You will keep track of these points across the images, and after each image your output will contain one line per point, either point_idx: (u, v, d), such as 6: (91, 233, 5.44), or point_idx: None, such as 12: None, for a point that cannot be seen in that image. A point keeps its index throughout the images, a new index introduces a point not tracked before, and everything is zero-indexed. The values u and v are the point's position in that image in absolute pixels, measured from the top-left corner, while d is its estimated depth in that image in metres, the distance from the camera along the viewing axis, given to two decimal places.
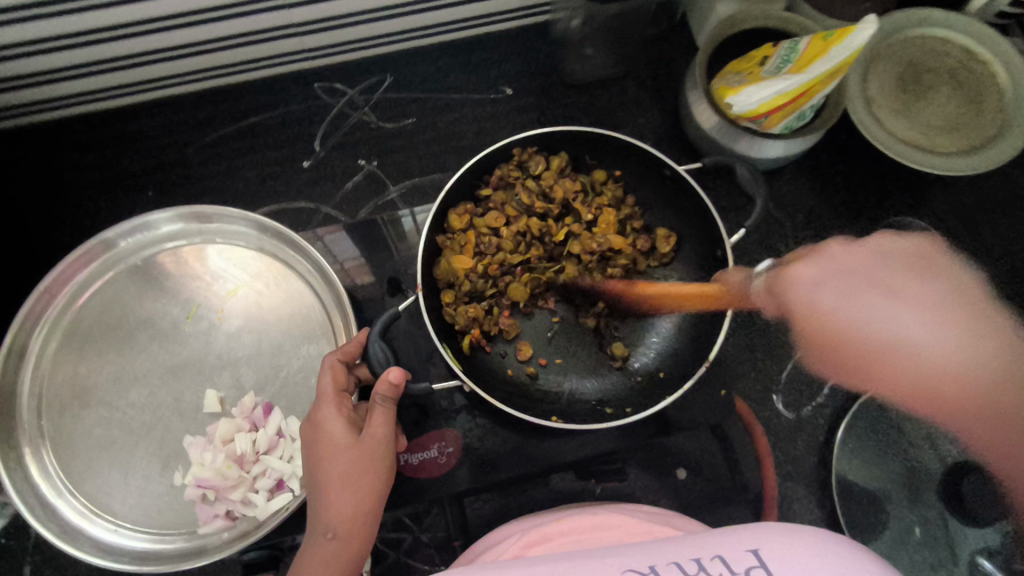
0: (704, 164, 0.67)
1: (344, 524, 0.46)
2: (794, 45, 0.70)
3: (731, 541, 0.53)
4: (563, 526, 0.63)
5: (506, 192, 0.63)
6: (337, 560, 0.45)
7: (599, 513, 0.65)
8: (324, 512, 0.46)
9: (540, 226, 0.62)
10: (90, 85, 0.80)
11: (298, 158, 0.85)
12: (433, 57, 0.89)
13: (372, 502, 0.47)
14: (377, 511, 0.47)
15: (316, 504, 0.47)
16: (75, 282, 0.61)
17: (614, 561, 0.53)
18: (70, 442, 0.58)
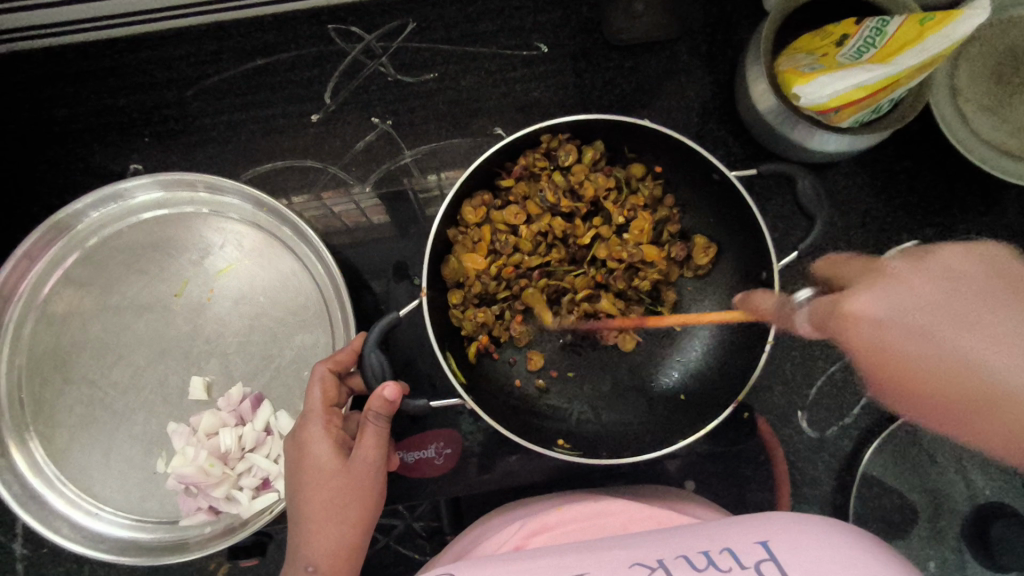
0: (761, 171, 0.58)
1: (326, 559, 0.43)
2: (882, 26, 0.60)
3: (738, 533, 0.50)
4: (563, 514, 0.60)
5: (530, 184, 0.56)
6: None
7: (602, 501, 0.62)
8: (305, 541, 0.44)
9: (564, 226, 0.56)
10: (82, 14, 0.72)
11: (307, 109, 0.77)
12: (462, 1, 0.79)
13: (359, 531, 0.45)
14: (363, 541, 0.44)
15: (297, 530, 0.44)
16: (54, 249, 0.56)
17: (620, 555, 0.50)
18: (50, 419, 0.55)
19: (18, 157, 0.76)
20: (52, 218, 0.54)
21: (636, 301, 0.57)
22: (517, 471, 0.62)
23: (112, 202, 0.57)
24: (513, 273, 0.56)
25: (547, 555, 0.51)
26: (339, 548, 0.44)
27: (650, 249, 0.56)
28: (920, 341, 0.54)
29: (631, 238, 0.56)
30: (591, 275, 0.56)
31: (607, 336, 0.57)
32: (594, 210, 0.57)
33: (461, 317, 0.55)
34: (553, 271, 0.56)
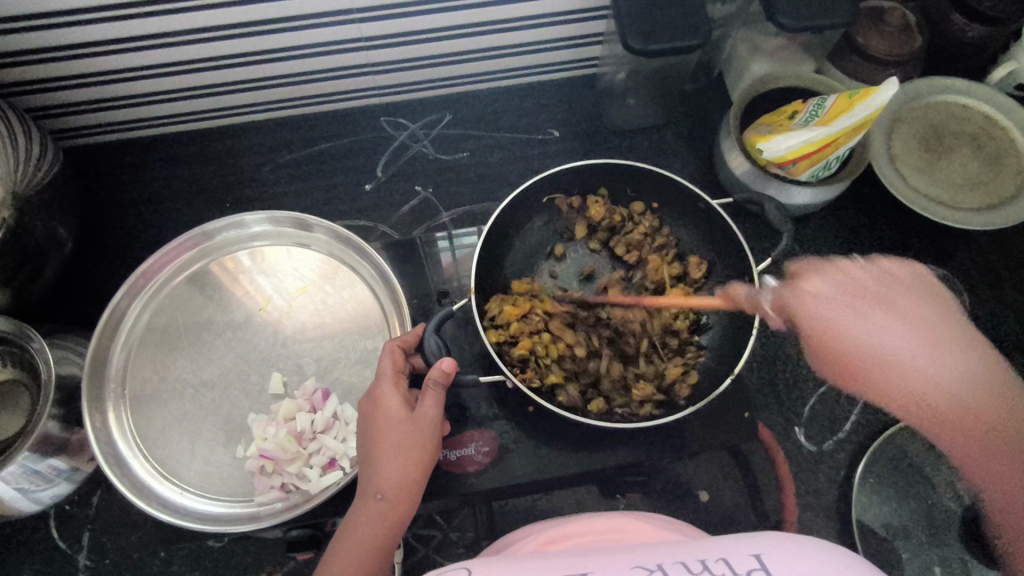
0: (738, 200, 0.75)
1: (393, 488, 0.52)
2: (822, 101, 0.77)
3: (734, 544, 0.49)
4: (580, 526, 0.62)
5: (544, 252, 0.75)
6: (384, 520, 0.51)
7: (614, 517, 0.64)
8: (375, 476, 0.52)
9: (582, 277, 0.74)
10: (189, 107, 0.90)
11: (361, 182, 0.93)
12: (490, 101, 0.98)
13: (420, 471, 0.53)
14: (424, 479, 0.53)
15: (368, 469, 0.53)
16: (173, 264, 0.72)
17: (625, 556, 0.49)
18: (147, 412, 0.66)
19: (113, 220, 0.89)
20: (178, 239, 0.70)
21: (660, 317, 0.70)
22: (548, 464, 0.70)
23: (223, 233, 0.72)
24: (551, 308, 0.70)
25: (558, 557, 0.49)
26: (403, 483, 0.52)
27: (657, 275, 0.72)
28: (857, 324, 0.62)
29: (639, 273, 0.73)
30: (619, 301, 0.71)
31: (648, 351, 0.69)
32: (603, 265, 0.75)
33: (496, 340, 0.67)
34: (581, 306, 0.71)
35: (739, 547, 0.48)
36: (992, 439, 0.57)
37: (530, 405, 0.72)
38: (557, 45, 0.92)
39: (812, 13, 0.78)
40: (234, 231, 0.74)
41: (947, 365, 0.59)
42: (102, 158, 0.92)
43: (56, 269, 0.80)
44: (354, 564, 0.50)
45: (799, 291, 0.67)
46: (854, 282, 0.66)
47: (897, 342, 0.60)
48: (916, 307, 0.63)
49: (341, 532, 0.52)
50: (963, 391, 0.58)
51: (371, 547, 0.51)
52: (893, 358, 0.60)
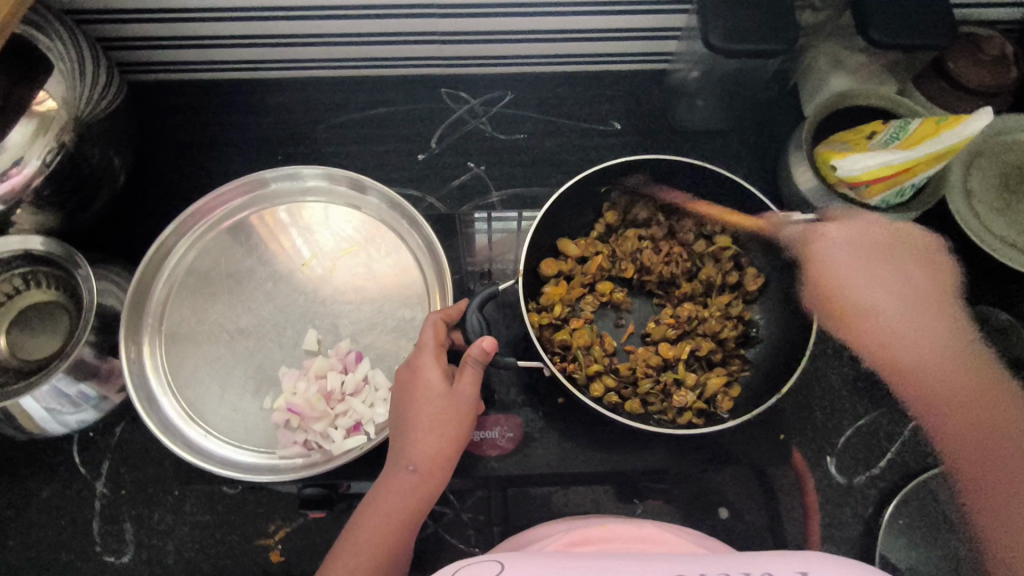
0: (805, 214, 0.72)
1: (425, 461, 0.52)
2: (905, 123, 0.73)
3: (778, 558, 0.46)
4: (609, 531, 0.60)
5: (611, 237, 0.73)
6: (414, 491, 0.52)
7: (643, 526, 0.62)
8: (409, 447, 0.52)
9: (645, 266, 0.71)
10: (255, 55, 0.90)
11: (414, 151, 0.92)
12: (553, 85, 0.96)
13: (453, 447, 0.53)
14: (456, 455, 0.53)
15: (402, 439, 0.53)
16: (226, 207, 0.73)
17: (663, 564, 0.47)
18: (181, 352, 0.67)
19: (165, 156, 0.89)
20: (235, 181, 0.71)
21: (708, 327, 0.69)
22: (570, 458, 0.69)
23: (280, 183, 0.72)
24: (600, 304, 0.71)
25: (592, 558, 0.48)
26: (436, 457, 0.52)
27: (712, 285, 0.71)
28: (856, 279, 0.67)
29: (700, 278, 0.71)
30: (668, 306, 0.70)
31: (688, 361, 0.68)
32: (668, 256, 0.72)
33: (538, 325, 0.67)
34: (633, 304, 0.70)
35: (785, 563, 0.45)
36: (959, 399, 0.63)
37: (561, 396, 0.70)
38: (631, 35, 0.90)
39: (906, 31, 0.74)
40: (289, 183, 0.74)
41: (911, 318, 0.66)
42: (162, 94, 0.92)
43: (107, 200, 0.81)
44: (380, 532, 0.51)
45: (827, 231, 0.67)
46: (874, 231, 0.67)
47: (883, 299, 0.66)
48: (910, 272, 0.67)
49: (369, 499, 0.52)
50: (956, 366, 0.64)
51: (398, 516, 0.51)
52: (872, 309, 0.67)
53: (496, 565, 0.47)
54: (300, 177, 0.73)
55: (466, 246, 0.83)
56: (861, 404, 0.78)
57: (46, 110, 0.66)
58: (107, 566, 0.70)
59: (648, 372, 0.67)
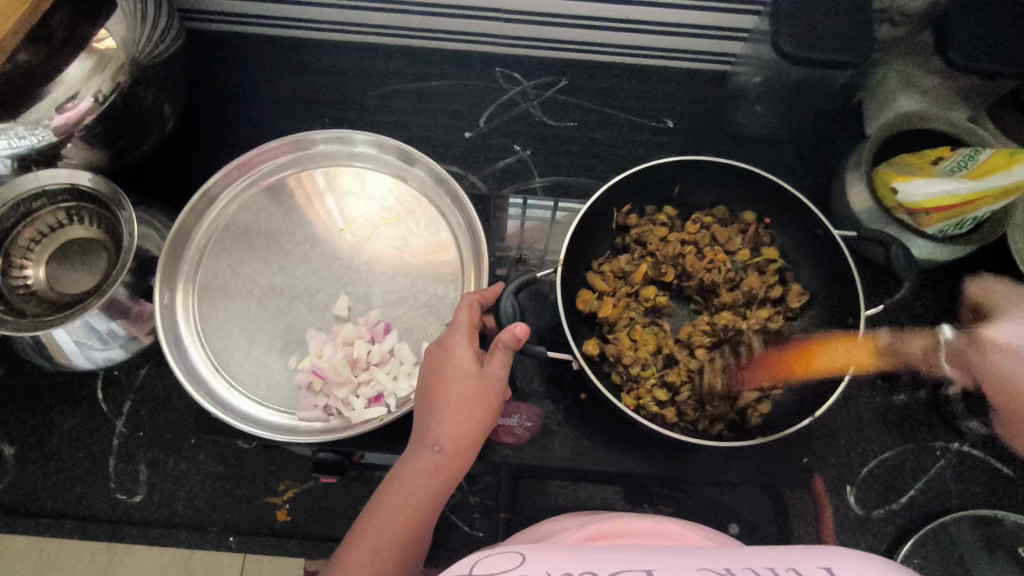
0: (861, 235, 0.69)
1: (452, 442, 0.51)
2: (977, 152, 0.70)
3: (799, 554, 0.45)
4: (623, 524, 0.60)
5: (653, 237, 0.71)
6: (438, 471, 0.51)
7: (658, 521, 0.61)
8: (435, 426, 0.52)
9: (686, 271, 0.69)
10: (315, 15, 0.89)
11: (461, 128, 0.90)
12: (610, 76, 0.94)
13: (479, 429, 0.53)
14: (482, 438, 0.52)
15: (429, 417, 0.52)
16: (271, 164, 0.72)
17: (687, 558, 0.46)
18: (213, 303, 0.67)
19: (215, 107, 0.89)
20: (283, 140, 0.71)
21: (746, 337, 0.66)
22: (586, 455, 0.67)
23: (329, 145, 0.72)
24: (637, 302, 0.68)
25: (614, 550, 0.47)
26: (461, 439, 0.52)
27: (754, 296, 0.68)
28: None
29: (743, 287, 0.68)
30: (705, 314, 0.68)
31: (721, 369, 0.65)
32: (710, 263, 0.69)
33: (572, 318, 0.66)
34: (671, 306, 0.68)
35: (809, 559, 0.44)
36: None
37: (583, 393, 0.70)
38: (697, 32, 0.87)
39: (989, 56, 0.71)
40: (336, 146, 0.73)
41: None
42: (218, 45, 0.92)
43: (155, 144, 0.81)
44: (404, 512, 0.49)
45: None
46: None
47: None
48: None
49: (393, 477, 0.51)
50: None
51: (421, 497, 0.50)
52: None
53: (517, 558, 0.45)
54: (348, 142, 0.72)
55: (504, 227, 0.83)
56: (889, 437, 0.76)
57: (105, 49, 0.67)
58: (119, 504, 0.71)
59: (682, 378, 0.65)
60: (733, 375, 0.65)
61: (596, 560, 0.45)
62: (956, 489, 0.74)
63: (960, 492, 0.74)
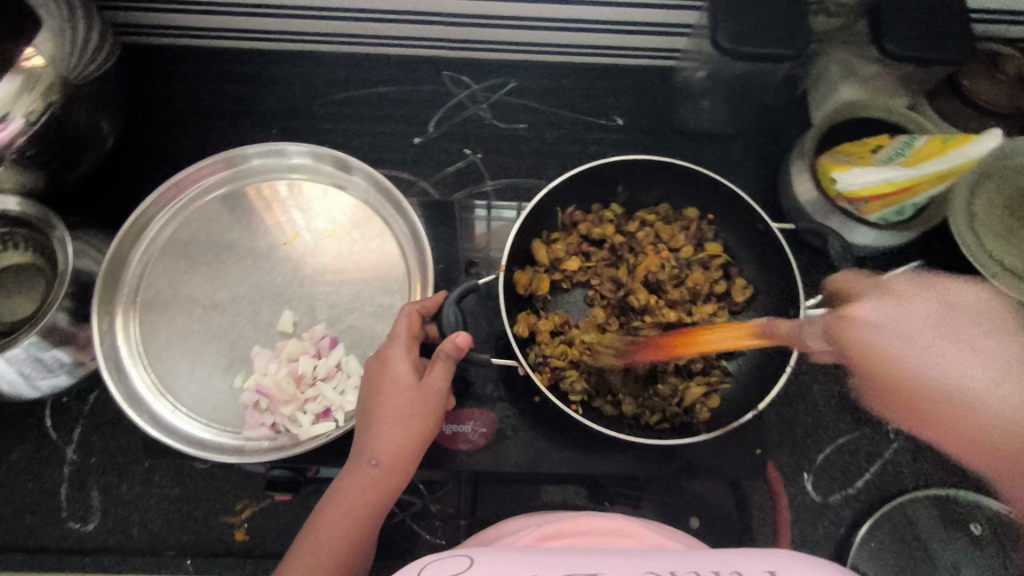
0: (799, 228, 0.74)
1: (389, 455, 0.53)
2: (911, 140, 0.71)
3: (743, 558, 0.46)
4: (578, 523, 0.60)
5: (597, 234, 0.72)
6: (377, 485, 0.52)
7: (616, 519, 0.61)
8: (373, 441, 0.53)
9: (629, 268, 0.71)
10: (256, 25, 0.87)
11: (411, 134, 0.89)
12: (559, 76, 0.94)
13: (416, 442, 0.54)
14: (419, 451, 0.54)
15: (368, 432, 0.54)
16: (211, 181, 0.72)
17: (634, 561, 0.46)
18: (155, 325, 0.66)
19: (157, 122, 0.87)
20: (220, 154, 0.70)
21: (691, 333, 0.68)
22: (542, 458, 0.68)
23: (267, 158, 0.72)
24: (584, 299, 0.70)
25: (566, 552, 0.47)
26: (399, 452, 0.53)
27: (698, 292, 0.70)
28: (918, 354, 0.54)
29: (685, 284, 0.70)
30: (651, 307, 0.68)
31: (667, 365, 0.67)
32: (655, 260, 0.70)
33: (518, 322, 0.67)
34: (615, 302, 0.69)
35: (752, 562, 0.45)
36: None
37: (537, 395, 0.69)
38: (642, 29, 0.87)
39: (920, 45, 0.72)
40: (277, 159, 0.73)
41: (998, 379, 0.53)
42: (160, 59, 0.90)
43: (94, 163, 0.80)
44: (342, 524, 0.51)
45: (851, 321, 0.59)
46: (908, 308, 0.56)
47: (980, 375, 0.53)
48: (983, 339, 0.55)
49: (333, 492, 0.53)
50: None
51: (362, 510, 0.52)
52: (975, 396, 0.53)
53: (466, 562, 0.46)
54: (288, 154, 0.72)
55: (456, 232, 0.82)
56: (843, 422, 0.77)
57: (33, 67, 0.65)
58: (71, 533, 0.69)
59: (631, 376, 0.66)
60: (678, 371, 0.67)
61: (545, 562, 0.45)
62: (909, 470, 0.75)
63: (913, 473, 0.75)
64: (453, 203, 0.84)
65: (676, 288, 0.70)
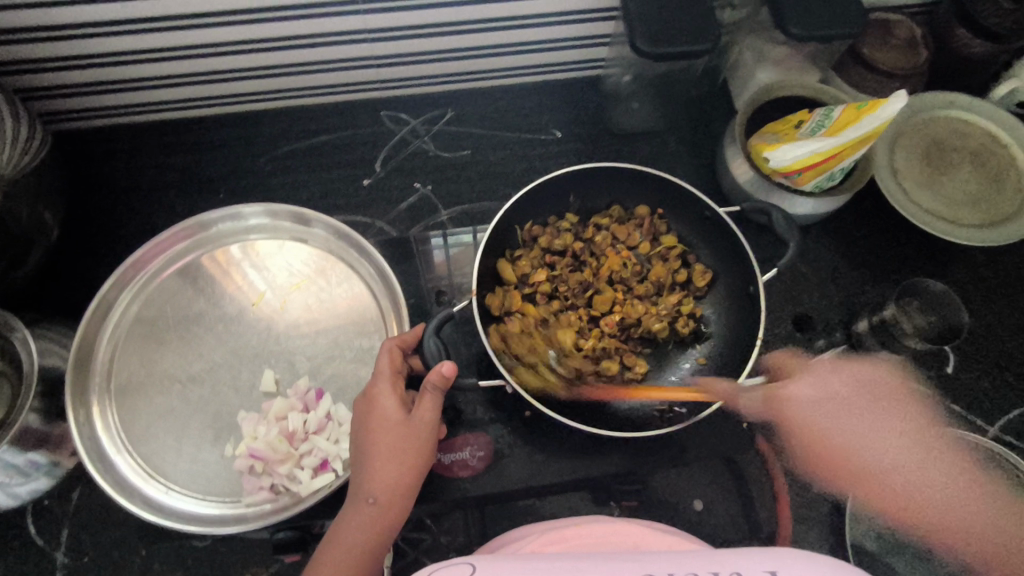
0: (743, 209, 0.76)
1: (385, 492, 0.54)
2: (829, 112, 0.76)
3: (746, 559, 0.47)
4: (584, 529, 0.61)
5: (557, 245, 0.74)
6: (375, 523, 0.53)
7: (619, 522, 0.63)
8: (368, 480, 0.54)
9: (592, 272, 0.74)
10: (186, 94, 0.87)
11: (359, 176, 0.90)
12: (493, 99, 0.97)
13: (411, 476, 0.55)
14: (416, 484, 0.55)
15: (362, 471, 0.55)
16: (166, 255, 0.71)
17: (634, 564, 0.47)
18: (132, 408, 0.65)
19: (98, 205, 0.85)
20: (173, 228, 0.69)
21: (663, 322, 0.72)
22: (543, 470, 0.69)
23: (222, 223, 0.72)
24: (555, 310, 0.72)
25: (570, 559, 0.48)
26: (395, 488, 0.54)
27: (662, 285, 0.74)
28: None
29: (647, 277, 0.74)
30: (621, 309, 0.73)
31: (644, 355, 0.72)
32: (615, 262, 0.74)
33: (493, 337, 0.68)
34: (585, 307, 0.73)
35: (754, 564, 0.46)
36: None
37: (527, 409, 0.71)
38: (564, 45, 0.91)
39: (821, 23, 0.78)
40: (230, 223, 0.73)
41: None
42: (92, 142, 0.89)
43: (40, 257, 0.78)
44: (344, 565, 0.52)
45: None
46: None
47: None
48: None
49: (333, 534, 0.54)
50: None
51: (364, 550, 0.53)
52: None
53: (467, 568, 0.46)
54: (241, 216, 0.72)
55: None
56: None
57: None
58: None
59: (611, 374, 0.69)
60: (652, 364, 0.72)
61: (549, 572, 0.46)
62: None
63: None
64: (411, 240, 0.86)
65: (640, 282, 0.74)
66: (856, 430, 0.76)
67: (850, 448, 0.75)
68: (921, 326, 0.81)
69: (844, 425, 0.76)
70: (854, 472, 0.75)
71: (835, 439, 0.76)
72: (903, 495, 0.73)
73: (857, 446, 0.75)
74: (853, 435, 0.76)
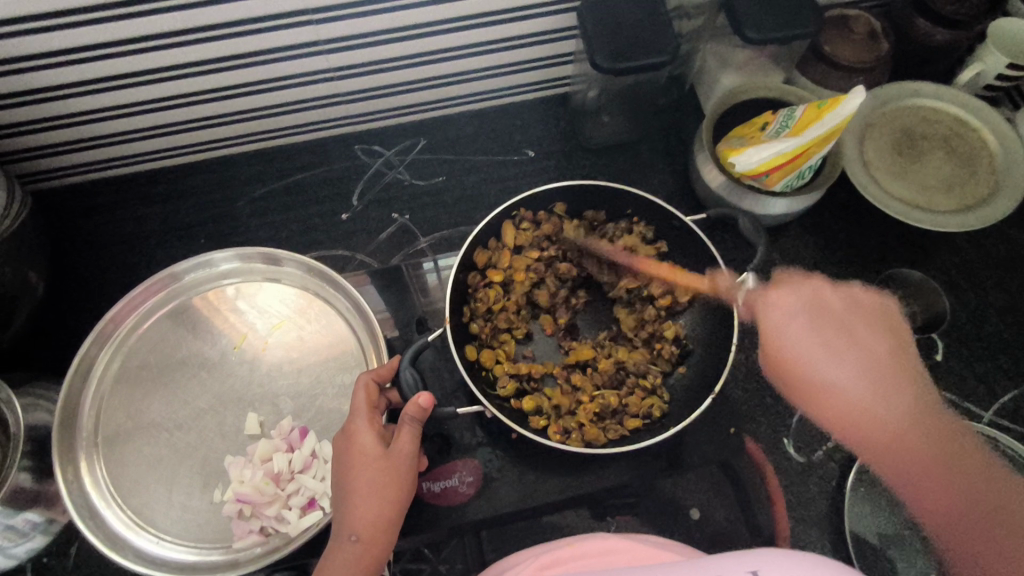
0: (710, 215, 0.79)
1: (367, 528, 0.54)
2: (792, 112, 0.77)
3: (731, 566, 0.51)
4: (576, 550, 0.62)
5: (515, 265, 0.76)
6: (359, 560, 0.54)
7: (612, 539, 0.64)
8: (350, 517, 0.55)
9: (558, 288, 0.76)
10: (160, 145, 0.89)
11: (338, 211, 0.91)
12: (464, 124, 0.98)
13: (393, 510, 0.56)
14: (397, 518, 0.56)
15: (343, 509, 0.55)
16: (146, 306, 0.72)
17: None
18: (120, 461, 0.65)
19: (81, 261, 0.87)
20: (147, 280, 0.70)
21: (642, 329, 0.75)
22: (534, 491, 0.69)
23: (196, 271, 0.73)
24: (524, 330, 0.75)
25: None
26: (377, 524, 0.55)
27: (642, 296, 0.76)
28: (798, 347, 0.64)
29: (621, 283, 0.76)
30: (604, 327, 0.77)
31: (626, 361, 0.73)
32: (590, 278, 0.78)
33: (474, 358, 0.71)
34: (559, 324, 0.76)
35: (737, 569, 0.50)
36: (954, 490, 0.57)
37: (514, 431, 0.71)
38: (527, 66, 0.92)
39: (775, 26, 0.79)
40: (203, 270, 0.74)
41: (877, 402, 0.61)
42: (73, 199, 0.91)
43: (27, 317, 0.79)
44: None
45: (771, 299, 0.68)
46: (812, 322, 0.65)
47: (842, 377, 0.62)
48: (874, 340, 0.64)
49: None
50: (916, 434, 0.59)
51: None
52: (829, 384, 0.62)
53: None
54: (213, 263, 0.73)
55: (408, 292, 0.82)
56: None
57: None
58: None
59: (591, 388, 0.72)
60: (634, 376, 0.73)
61: None
62: None
63: None
64: (402, 266, 0.85)
65: (614, 292, 0.77)
66: (805, 354, 0.64)
67: (813, 377, 0.63)
68: (904, 316, 0.82)
69: (797, 345, 0.64)
70: (835, 409, 0.62)
71: (787, 358, 0.65)
72: (860, 426, 0.60)
73: (824, 370, 0.63)
74: (849, 359, 0.63)
